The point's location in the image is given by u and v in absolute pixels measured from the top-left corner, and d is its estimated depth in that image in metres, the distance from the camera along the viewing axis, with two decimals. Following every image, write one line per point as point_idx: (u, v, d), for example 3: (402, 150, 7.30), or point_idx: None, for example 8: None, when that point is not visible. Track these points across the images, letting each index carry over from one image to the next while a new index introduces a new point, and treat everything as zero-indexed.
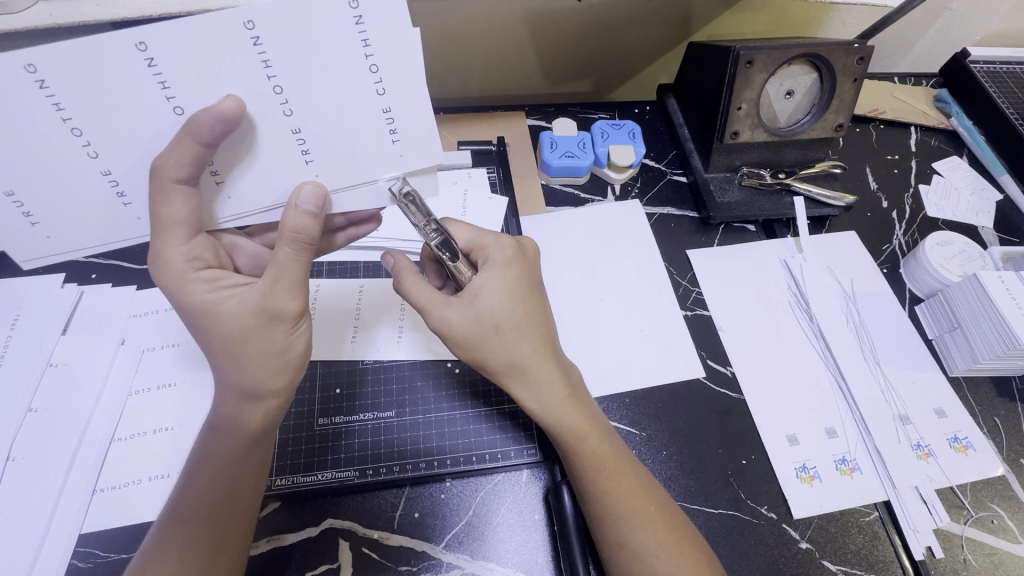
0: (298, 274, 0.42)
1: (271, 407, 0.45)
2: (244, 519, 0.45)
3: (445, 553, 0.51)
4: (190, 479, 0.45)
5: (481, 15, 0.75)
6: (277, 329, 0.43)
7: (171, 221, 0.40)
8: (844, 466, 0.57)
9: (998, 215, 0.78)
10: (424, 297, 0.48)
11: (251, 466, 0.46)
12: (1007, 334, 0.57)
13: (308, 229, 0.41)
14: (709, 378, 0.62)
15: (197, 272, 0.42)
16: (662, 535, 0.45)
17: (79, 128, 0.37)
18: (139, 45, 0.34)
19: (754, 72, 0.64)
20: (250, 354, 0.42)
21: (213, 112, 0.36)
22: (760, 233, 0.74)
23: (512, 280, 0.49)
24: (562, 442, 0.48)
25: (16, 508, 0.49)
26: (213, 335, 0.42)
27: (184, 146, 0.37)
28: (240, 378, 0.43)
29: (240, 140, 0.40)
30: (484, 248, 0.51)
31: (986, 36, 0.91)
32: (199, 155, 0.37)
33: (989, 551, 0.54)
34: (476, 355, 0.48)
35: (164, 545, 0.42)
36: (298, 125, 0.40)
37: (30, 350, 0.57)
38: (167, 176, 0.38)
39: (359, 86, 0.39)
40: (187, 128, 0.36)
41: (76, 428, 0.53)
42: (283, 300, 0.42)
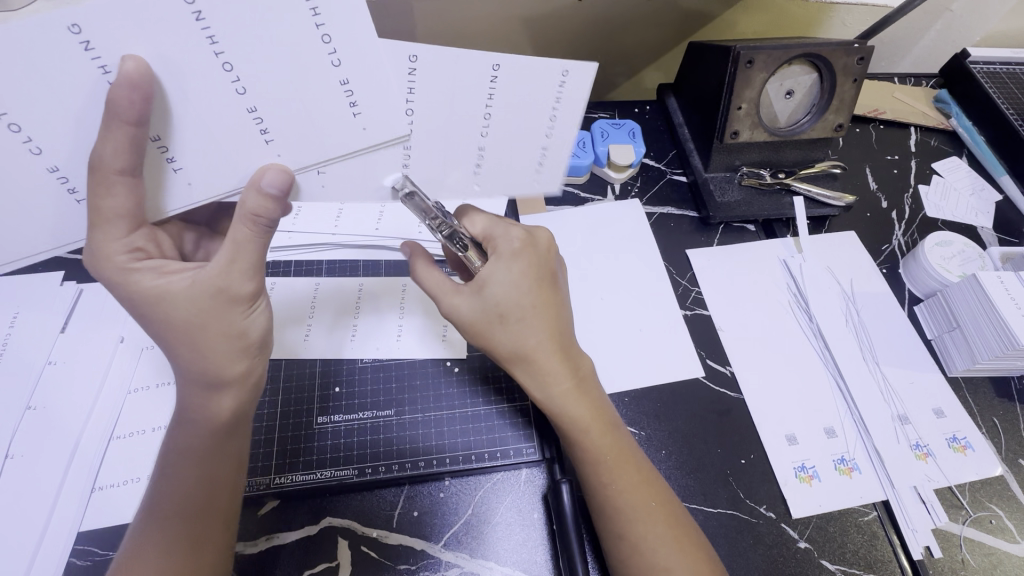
0: (254, 256, 0.42)
1: (239, 394, 0.46)
2: (225, 513, 0.45)
3: (444, 551, 0.51)
4: (165, 475, 0.45)
5: (480, 15, 0.74)
6: (235, 309, 0.43)
7: (111, 214, 0.38)
8: (843, 465, 0.57)
9: (998, 215, 0.79)
10: (433, 284, 0.49)
11: (227, 459, 0.46)
12: (1006, 334, 0.57)
13: (267, 212, 0.40)
14: (708, 377, 0.62)
15: (140, 263, 0.41)
16: (662, 531, 0.45)
17: (15, 125, 0.34)
18: (71, 27, 0.32)
19: (755, 72, 0.64)
20: (209, 339, 0.43)
21: (122, 81, 0.33)
22: (760, 233, 0.74)
23: (519, 271, 0.48)
24: (563, 426, 0.49)
25: (14, 506, 0.49)
26: (168, 324, 0.42)
27: (114, 132, 0.34)
28: (201, 367, 0.43)
29: (167, 118, 0.36)
30: (494, 239, 0.50)
31: (986, 37, 0.91)
32: (131, 138, 0.35)
33: (988, 551, 0.54)
34: (486, 344, 0.49)
35: (144, 544, 0.42)
36: (254, 103, 0.37)
37: (28, 348, 0.57)
38: (109, 168, 0.36)
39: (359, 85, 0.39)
40: (109, 110, 0.34)
41: (75, 426, 0.53)
42: (239, 281, 0.42)
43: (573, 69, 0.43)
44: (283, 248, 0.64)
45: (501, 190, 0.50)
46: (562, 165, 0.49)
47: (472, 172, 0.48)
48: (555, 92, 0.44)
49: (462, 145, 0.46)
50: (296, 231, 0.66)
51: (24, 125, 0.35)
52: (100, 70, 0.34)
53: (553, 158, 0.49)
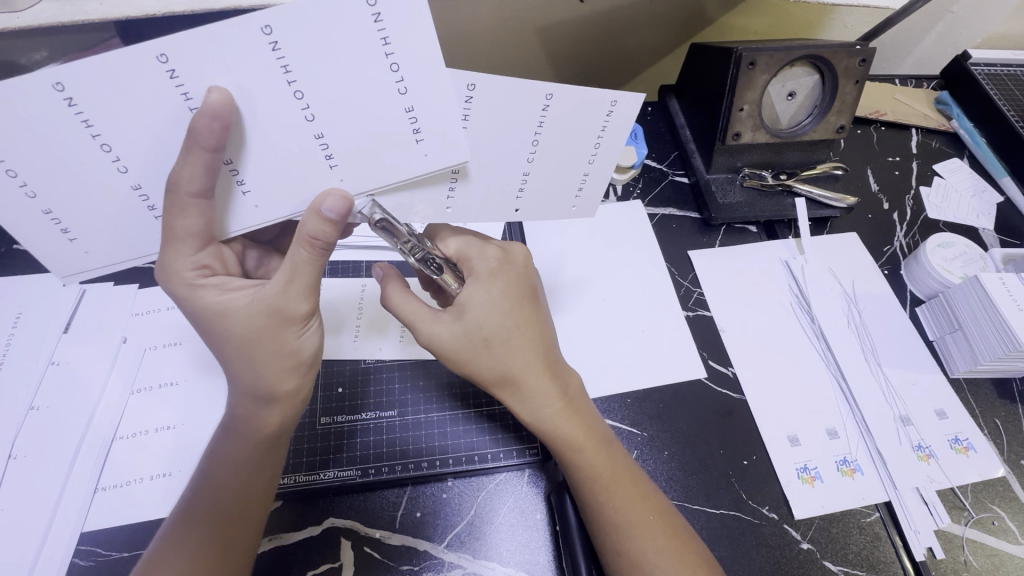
0: (311, 276, 0.42)
1: (286, 409, 0.46)
2: (257, 522, 0.45)
3: (447, 552, 0.51)
4: (204, 480, 0.45)
5: (482, 17, 0.75)
6: (289, 330, 0.43)
7: (183, 233, 0.38)
8: (846, 466, 0.57)
9: (1000, 216, 0.79)
10: (411, 312, 0.48)
11: (265, 471, 0.46)
12: (1009, 335, 0.57)
13: (326, 236, 0.39)
14: (710, 378, 0.62)
15: (205, 279, 0.41)
16: (662, 544, 0.45)
17: (107, 144, 0.35)
18: (160, 57, 0.33)
19: (757, 74, 0.64)
20: (263, 355, 0.43)
21: (205, 111, 0.34)
22: (762, 233, 0.74)
23: (498, 293, 0.48)
24: (562, 454, 0.48)
25: (18, 507, 0.49)
26: (226, 339, 0.42)
27: (194, 157, 0.35)
28: (253, 381, 0.43)
29: (241, 147, 0.37)
30: (469, 259, 0.50)
31: (987, 38, 0.91)
32: (208, 163, 0.36)
33: (990, 552, 0.54)
34: (468, 370, 0.48)
35: (173, 545, 0.42)
36: (320, 129, 0.38)
37: (31, 349, 0.57)
38: (184, 191, 0.36)
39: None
40: (191, 137, 0.34)
41: (78, 427, 0.53)
42: (296, 301, 0.42)
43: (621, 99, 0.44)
44: None
45: (538, 213, 0.50)
46: (599, 195, 0.50)
47: (513, 198, 0.48)
48: (602, 122, 0.45)
49: (508, 170, 0.46)
50: None
51: (116, 145, 0.36)
52: (184, 96, 0.35)
53: (592, 186, 0.49)
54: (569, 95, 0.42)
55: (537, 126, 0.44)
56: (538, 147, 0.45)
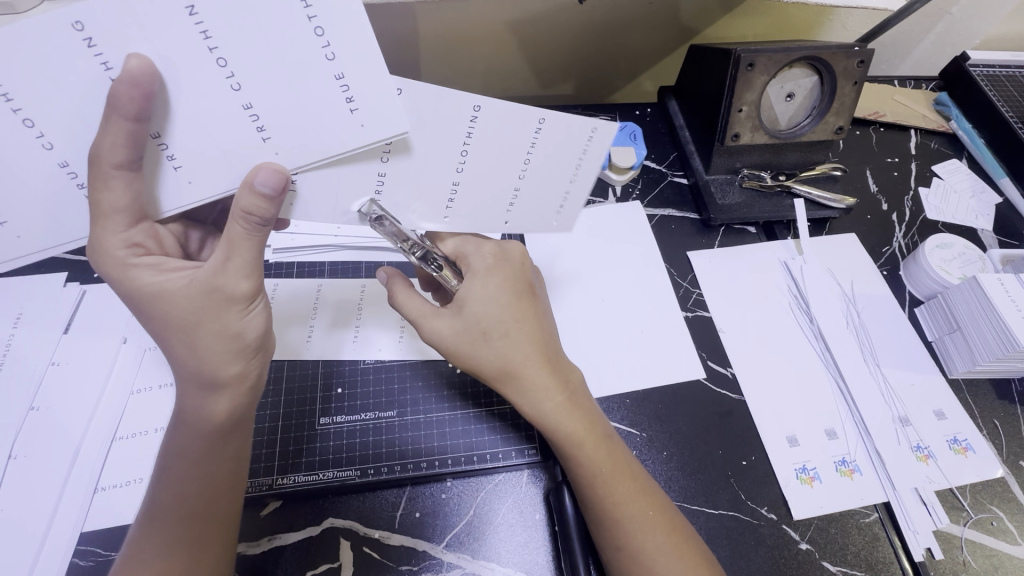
0: (250, 254, 0.41)
1: (234, 397, 0.45)
2: (222, 518, 0.44)
3: (446, 552, 0.51)
4: (163, 477, 0.44)
5: (482, 19, 0.75)
6: (230, 310, 0.42)
7: (110, 208, 0.37)
8: (844, 467, 0.57)
9: (998, 217, 0.79)
10: (416, 309, 0.49)
11: (220, 464, 0.45)
12: (1007, 336, 0.57)
13: (260, 211, 0.39)
14: (709, 378, 0.62)
15: (138, 259, 0.40)
16: (663, 540, 0.45)
17: (30, 119, 0.35)
18: (75, 24, 0.32)
19: (755, 75, 0.64)
20: (204, 338, 0.42)
21: (124, 78, 0.33)
22: (761, 234, 0.74)
23: (497, 287, 0.49)
24: (563, 450, 0.48)
25: (17, 507, 0.50)
26: (164, 321, 0.42)
27: (114, 125, 0.34)
28: (195, 365, 0.43)
29: (166, 119, 0.36)
30: (467, 256, 0.51)
31: (986, 40, 0.91)
32: (131, 133, 0.35)
33: (988, 553, 0.54)
34: (471, 365, 0.48)
35: (143, 544, 0.42)
36: (249, 100, 0.37)
37: (33, 349, 0.57)
38: (107, 162, 0.36)
39: (351, 81, 0.38)
40: (111, 104, 0.34)
41: (78, 426, 0.54)
42: (235, 280, 0.41)
43: (601, 126, 0.46)
44: (286, 250, 0.65)
45: (526, 226, 0.52)
46: (580, 206, 0.53)
47: (504, 211, 0.50)
48: (583, 144, 0.47)
49: (498, 186, 0.48)
50: (299, 233, 0.66)
51: (38, 121, 0.35)
52: (103, 66, 0.34)
53: (573, 203, 0.52)
54: (558, 121, 0.45)
55: (529, 147, 0.46)
56: (529, 164, 0.47)
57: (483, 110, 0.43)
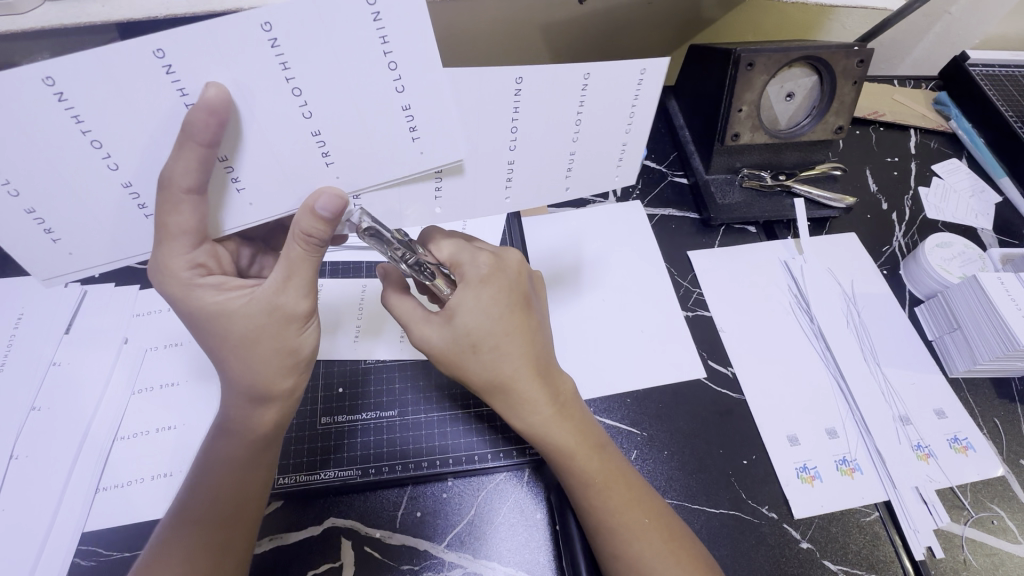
0: (309, 273, 0.42)
1: (281, 409, 0.46)
2: (250, 520, 0.45)
3: (447, 552, 0.51)
4: (198, 481, 0.45)
5: (482, 19, 0.75)
6: (288, 328, 0.43)
7: (177, 230, 0.38)
8: (845, 466, 0.57)
9: (998, 216, 0.79)
10: (405, 313, 0.49)
11: (257, 470, 0.46)
12: (1008, 335, 0.57)
13: (319, 233, 0.39)
14: (710, 378, 0.62)
15: (203, 278, 0.42)
16: (660, 546, 0.45)
17: (98, 141, 0.36)
18: (157, 52, 0.33)
19: (755, 75, 0.64)
20: (262, 354, 0.43)
21: (201, 106, 0.34)
22: (761, 234, 0.74)
23: (490, 298, 0.48)
24: (554, 460, 0.48)
25: (19, 506, 0.50)
26: (220, 339, 0.42)
27: (187, 151, 0.35)
28: (248, 381, 0.43)
29: (236, 144, 0.38)
30: (462, 265, 0.50)
31: (985, 40, 0.91)
32: (203, 158, 0.36)
33: (989, 551, 0.54)
34: (461, 373, 0.48)
35: (170, 546, 0.42)
36: (318, 127, 0.38)
37: (34, 349, 0.57)
38: (178, 186, 0.37)
39: (416, 112, 0.39)
40: (185, 132, 0.35)
41: (80, 426, 0.54)
42: (294, 299, 0.42)
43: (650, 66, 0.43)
44: None
45: (586, 190, 0.50)
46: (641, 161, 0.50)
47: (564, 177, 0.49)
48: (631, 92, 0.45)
49: (555, 152, 0.47)
50: None
51: (106, 143, 0.36)
52: (179, 93, 0.35)
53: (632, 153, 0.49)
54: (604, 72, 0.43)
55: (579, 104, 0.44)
56: (582, 126, 0.45)
57: (525, 79, 0.41)
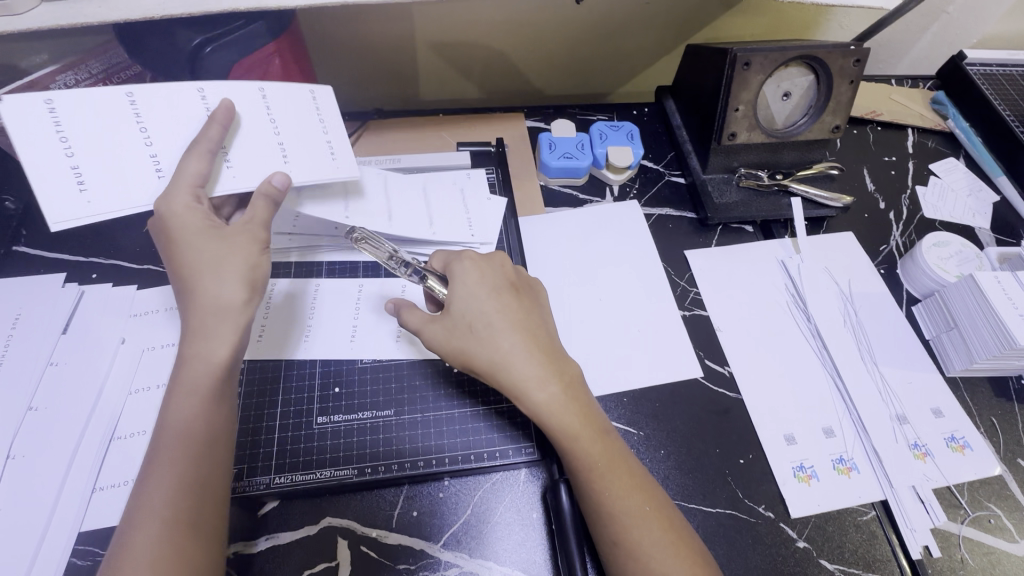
0: (267, 217, 0.50)
1: (239, 329, 0.47)
2: (223, 465, 0.44)
3: (443, 552, 0.51)
4: (165, 430, 0.44)
5: (480, 19, 0.75)
6: (251, 255, 0.48)
7: (186, 174, 0.47)
8: (841, 465, 0.57)
9: (996, 216, 0.79)
10: (414, 320, 0.52)
11: (225, 400, 0.46)
12: (1004, 334, 0.57)
13: (275, 191, 0.50)
14: (707, 377, 0.62)
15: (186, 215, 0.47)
16: (660, 536, 0.45)
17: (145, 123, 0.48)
18: (200, 90, 0.50)
19: (752, 74, 0.65)
20: (225, 278, 0.46)
21: (224, 107, 0.49)
22: (759, 233, 0.74)
23: (476, 277, 0.52)
24: (557, 440, 0.48)
25: (15, 505, 0.50)
26: (191, 266, 0.46)
27: (211, 131, 0.49)
28: (210, 298, 0.46)
29: (239, 144, 0.52)
30: (451, 263, 0.54)
31: (983, 39, 0.92)
32: (219, 139, 0.49)
33: (987, 550, 0.54)
34: (466, 360, 0.49)
35: (148, 498, 0.41)
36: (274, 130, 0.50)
37: (31, 348, 0.57)
38: (198, 149, 0.48)
39: (337, 145, 0.57)
40: (210, 122, 0.49)
41: (77, 426, 0.54)
42: (257, 232, 0.49)
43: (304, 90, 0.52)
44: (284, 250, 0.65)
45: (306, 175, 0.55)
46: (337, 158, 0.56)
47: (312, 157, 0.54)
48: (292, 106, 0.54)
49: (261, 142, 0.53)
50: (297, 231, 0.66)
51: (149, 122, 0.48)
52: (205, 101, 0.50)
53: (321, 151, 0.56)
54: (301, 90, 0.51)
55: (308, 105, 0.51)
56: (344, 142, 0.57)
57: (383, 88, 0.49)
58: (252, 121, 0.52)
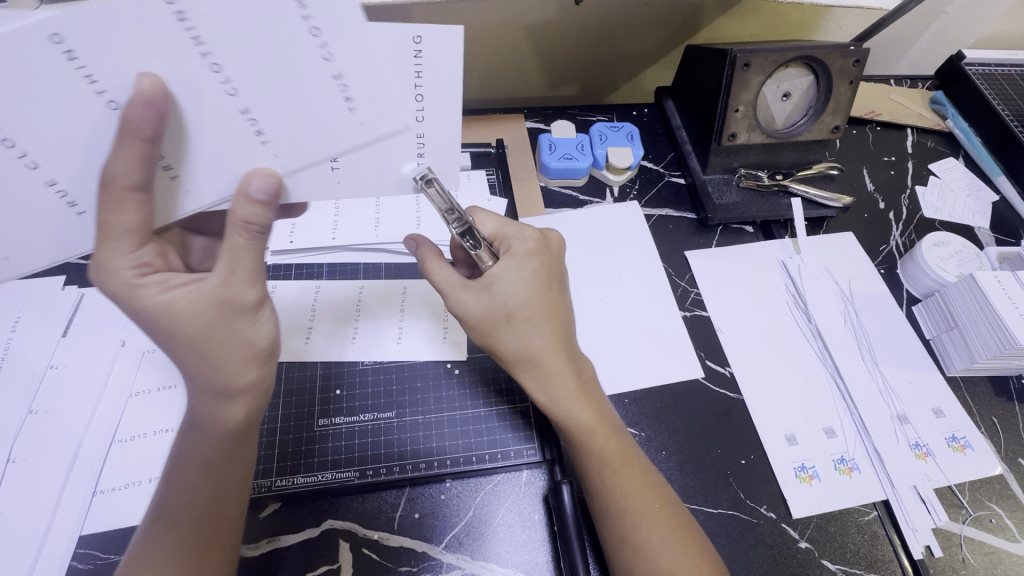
0: (253, 262, 0.42)
1: (249, 402, 0.45)
2: (233, 520, 0.45)
3: (445, 553, 0.51)
4: (171, 482, 0.44)
5: (478, 21, 0.75)
6: (239, 319, 0.42)
7: (121, 229, 0.38)
8: (843, 465, 0.57)
9: (995, 215, 0.79)
10: (444, 279, 0.49)
11: (232, 467, 0.45)
12: (1005, 334, 0.57)
13: (259, 218, 0.40)
14: (708, 378, 0.63)
15: (147, 277, 0.40)
16: (667, 535, 0.45)
17: (8, 139, 0.35)
18: (53, 37, 0.32)
19: (752, 75, 0.65)
20: (218, 350, 0.42)
21: (136, 99, 0.34)
22: (758, 233, 0.74)
23: (531, 271, 0.48)
24: (571, 435, 0.48)
25: (18, 507, 0.50)
26: (173, 339, 0.41)
27: (128, 146, 0.35)
28: (209, 376, 0.43)
29: (179, 139, 0.38)
30: (507, 239, 0.51)
31: (981, 39, 0.92)
32: (145, 153, 0.36)
33: (988, 551, 0.54)
34: (493, 344, 0.48)
35: (152, 551, 0.42)
36: (246, 104, 0.37)
37: (29, 353, 0.57)
38: (120, 183, 0.36)
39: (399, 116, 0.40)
40: (125, 128, 0.35)
41: (77, 430, 0.54)
42: (242, 289, 0.42)
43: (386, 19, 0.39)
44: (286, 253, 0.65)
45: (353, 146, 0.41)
46: (386, 112, 0.39)
47: (354, 120, 0.39)
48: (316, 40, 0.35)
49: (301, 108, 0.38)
50: (298, 234, 0.67)
51: (17, 140, 0.35)
52: (88, 80, 0.34)
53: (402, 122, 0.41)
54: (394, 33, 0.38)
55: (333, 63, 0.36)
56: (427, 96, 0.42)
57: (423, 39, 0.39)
58: (198, 100, 0.36)
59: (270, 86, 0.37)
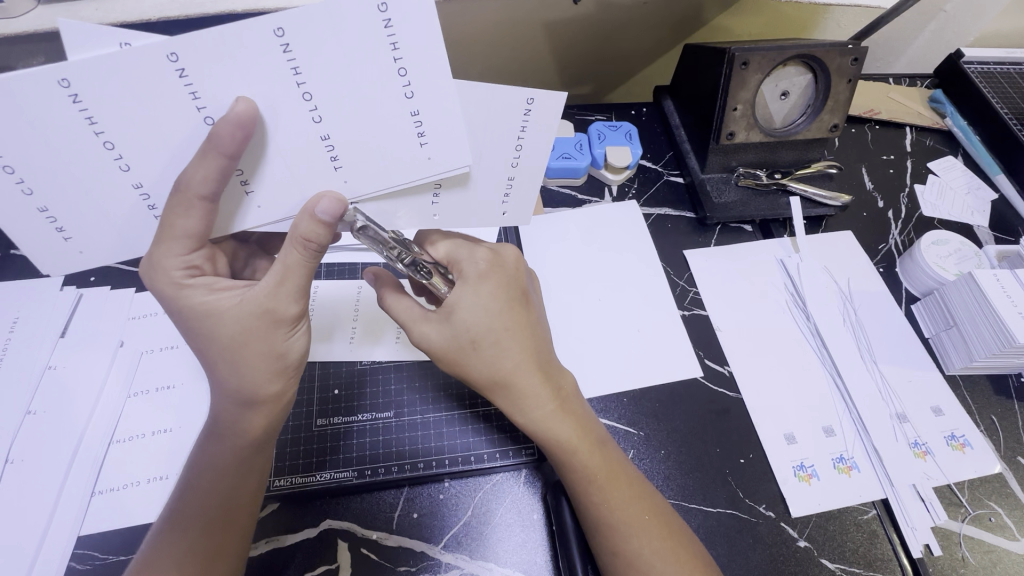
0: (303, 277, 0.42)
1: (269, 413, 0.45)
2: (246, 527, 0.45)
3: (444, 553, 0.51)
4: (186, 485, 0.44)
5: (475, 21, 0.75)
6: (277, 332, 0.42)
7: (182, 233, 0.39)
8: (842, 464, 0.57)
9: (995, 214, 0.79)
10: (405, 313, 0.49)
11: (250, 475, 0.45)
12: (1005, 333, 0.57)
13: (318, 238, 0.40)
14: (707, 377, 0.62)
15: (193, 279, 0.41)
16: (658, 544, 0.45)
17: (111, 142, 0.35)
18: (170, 56, 0.33)
19: (750, 73, 0.65)
20: (251, 358, 0.42)
21: (229, 118, 0.35)
22: (757, 232, 0.74)
23: (488, 295, 0.47)
24: (554, 455, 0.48)
25: (15, 507, 0.50)
26: (211, 341, 0.42)
27: (209, 160, 0.36)
28: (237, 383, 0.43)
29: (259, 154, 0.38)
30: (459, 263, 0.49)
31: (980, 37, 0.91)
32: (224, 168, 0.36)
33: (987, 549, 0.54)
34: (463, 372, 0.48)
35: (160, 554, 0.42)
36: (328, 131, 0.38)
37: (28, 353, 0.57)
38: (193, 192, 0.37)
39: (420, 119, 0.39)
40: (210, 142, 0.35)
41: (75, 431, 0.54)
42: (285, 302, 0.42)
43: (540, 95, 0.41)
44: None
45: (420, 175, 0.42)
46: (450, 149, 0.41)
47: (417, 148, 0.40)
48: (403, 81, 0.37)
49: (369, 138, 0.39)
50: None
51: (118, 144, 0.36)
52: (192, 97, 0.35)
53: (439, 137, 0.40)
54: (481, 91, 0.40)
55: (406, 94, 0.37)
56: (522, 152, 0.43)
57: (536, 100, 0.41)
58: (283, 125, 0.37)
59: (348, 113, 0.37)
